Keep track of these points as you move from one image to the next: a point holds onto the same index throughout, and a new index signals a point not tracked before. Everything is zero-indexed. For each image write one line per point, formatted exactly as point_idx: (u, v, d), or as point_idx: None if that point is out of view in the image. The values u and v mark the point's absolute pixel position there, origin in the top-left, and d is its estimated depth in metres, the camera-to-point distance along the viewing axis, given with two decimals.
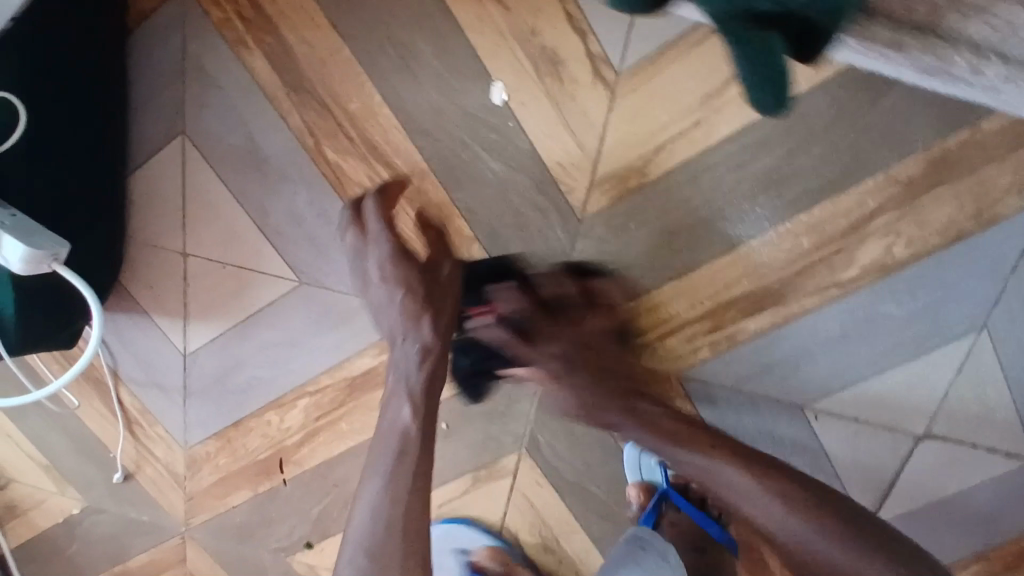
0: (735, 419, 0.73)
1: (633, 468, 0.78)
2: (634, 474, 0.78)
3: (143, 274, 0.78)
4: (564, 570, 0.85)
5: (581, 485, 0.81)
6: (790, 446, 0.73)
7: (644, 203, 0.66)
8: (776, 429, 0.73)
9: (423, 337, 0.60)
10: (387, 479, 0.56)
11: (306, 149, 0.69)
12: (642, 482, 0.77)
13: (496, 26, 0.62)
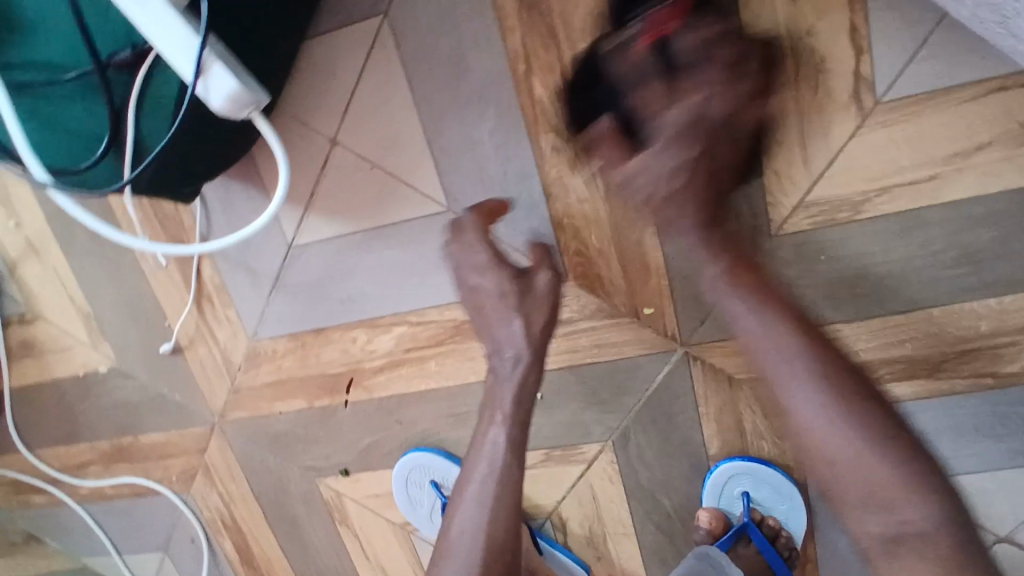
0: None
1: (712, 494, 0.76)
2: (712, 499, 0.76)
3: (281, 149, 0.71)
4: (599, 567, 0.83)
5: (652, 495, 0.78)
6: None
7: (843, 239, 0.64)
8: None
9: (519, 348, 0.60)
10: (479, 513, 0.57)
11: (514, 75, 0.64)
12: (716, 509, 0.76)
13: (773, 15, 0.59)
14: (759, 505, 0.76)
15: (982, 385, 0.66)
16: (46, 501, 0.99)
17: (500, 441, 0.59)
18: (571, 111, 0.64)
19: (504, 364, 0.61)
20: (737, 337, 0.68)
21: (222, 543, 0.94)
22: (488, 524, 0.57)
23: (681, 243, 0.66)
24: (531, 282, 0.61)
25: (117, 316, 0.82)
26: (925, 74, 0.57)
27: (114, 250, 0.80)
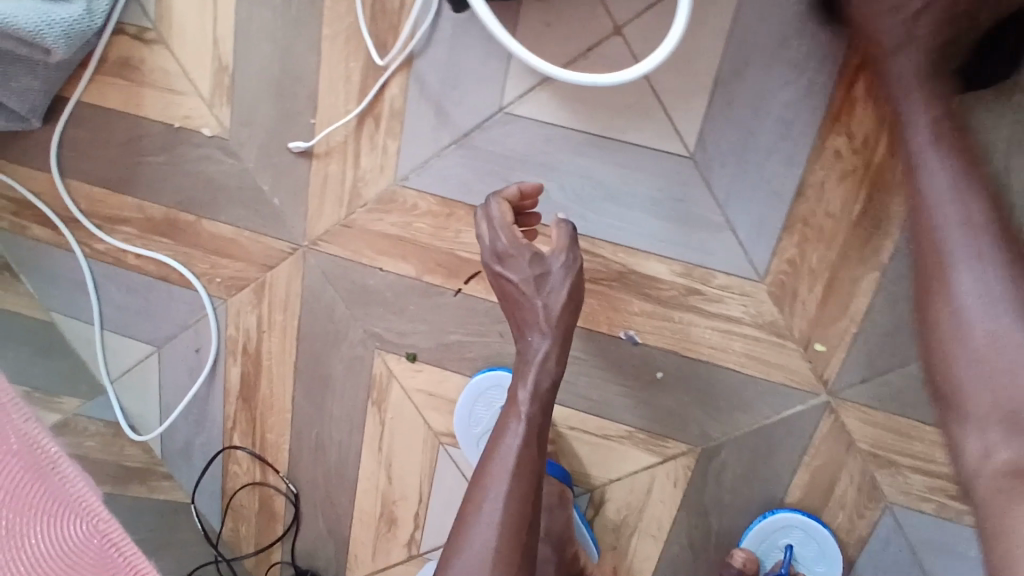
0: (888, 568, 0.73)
1: (756, 537, 0.74)
2: (753, 541, 0.75)
3: (553, 6, 0.62)
4: (607, 557, 0.80)
5: (703, 512, 0.76)
6: None
7: None
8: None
9: (546, 337, 0.61)
10: (499, 499, 0.57)
11: (843, 64, 0.59)
12: (752, 552, 0.74)
13: None
14: (797, 561, 0.75)
15: None
16: (44, 238, 0.84)
17: (519, 435, 0.59)
18: (874, 126, 0.60)
19: (532, 350, 0.61)
20: (884, 409, 0.68)
21: (230, 367, 0.84)
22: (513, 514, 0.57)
23: (894, 300, 0.64)
24: (556, 276, 0.61)
25: (259, 86, 0.71)
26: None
27: (297, 16, 0.68)
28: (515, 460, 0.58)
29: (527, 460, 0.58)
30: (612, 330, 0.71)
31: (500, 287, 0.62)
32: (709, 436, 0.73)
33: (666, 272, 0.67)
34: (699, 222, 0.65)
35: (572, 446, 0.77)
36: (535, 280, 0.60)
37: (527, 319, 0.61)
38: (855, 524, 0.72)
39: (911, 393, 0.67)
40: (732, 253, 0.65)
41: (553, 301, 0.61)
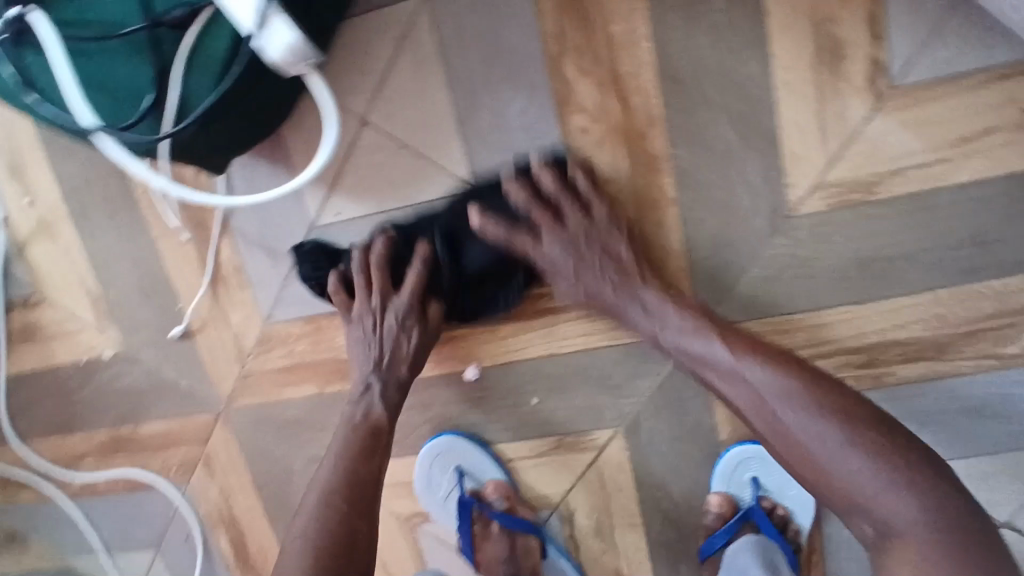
0: None
1: (722, 479, 0.78)
2: (721, 483, 0.78)
3: (307, 130, 0.72)
4: (605, 561, 0.82)
5: (658, 481, 0.79)
6: None
7: (856, 219, 0.66)
8: None
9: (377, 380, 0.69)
10: (324, 468, 0.66)
11: (545, 58, 0.66)
12: (726, 493, 0.78)
13: (796, 4, 0.62)
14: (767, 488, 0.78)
15: (986, 365, 0.69)
16: (29, 499, 0.94)
17: (329, 463, 0.66)
18: (599, 92, 0.66)
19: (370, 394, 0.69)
20: (755, 319, 0.71)
21: (218, 541, 0.90)
22: (325, 513, 0.62)
23: (701, 223, 0.68)
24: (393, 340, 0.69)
25: (128, 298, 0.82)
26: (939, 58, 0.62)
27: (127, 232, 0.79)
28: (342, 473, 0.64)
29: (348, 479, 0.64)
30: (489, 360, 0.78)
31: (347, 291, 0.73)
32: (624, 412, 0.77)
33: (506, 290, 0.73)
34: None
35: (520, 475, 0.82)
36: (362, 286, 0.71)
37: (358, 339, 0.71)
38: None
39: (767, 292, 0.69)
40: None
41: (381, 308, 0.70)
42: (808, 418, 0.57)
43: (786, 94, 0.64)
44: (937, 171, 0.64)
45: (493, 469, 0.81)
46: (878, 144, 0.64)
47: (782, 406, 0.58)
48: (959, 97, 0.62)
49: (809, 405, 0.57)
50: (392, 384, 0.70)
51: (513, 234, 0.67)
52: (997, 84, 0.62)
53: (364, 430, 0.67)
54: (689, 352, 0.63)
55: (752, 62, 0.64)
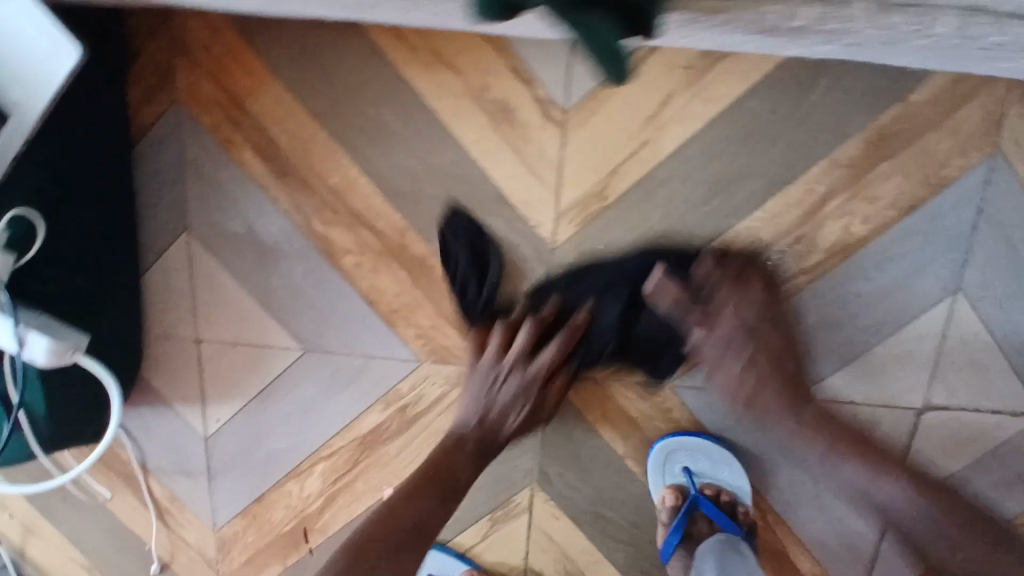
0: (734, 417, 0.78)
1: (658, 473, 0.80)
2: (660, 478, 0.80)
3: (163, 367, 0.82)
4: None
5: (593, 513, 0.83)
6: None
7: (609, 224, 0.72)
8: None
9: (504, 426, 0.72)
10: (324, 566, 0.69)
11: (297, 227, 0.75)
12: (671, 485, 0.80)
13: (452, 89, 0.69)
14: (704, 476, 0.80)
15: (798, 284, 0.72)
16: None
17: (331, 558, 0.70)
18: (350, 232, 0.74)
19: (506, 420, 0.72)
20: None
21: None
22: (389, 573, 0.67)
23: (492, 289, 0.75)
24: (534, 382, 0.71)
25: (109, 558, 0.93)
26: (587, 72, 0.67)
27: (84, 504, 0.91)
28: (376, 527, 0.69)
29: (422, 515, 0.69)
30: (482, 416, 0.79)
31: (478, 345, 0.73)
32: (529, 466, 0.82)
33: (376, 416, 0.81)
34: (355, 372, 0.79)
35: (480, 560, 0.87)
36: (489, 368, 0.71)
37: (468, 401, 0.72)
38: (673, 419, 0.79)
39: None
40: (388, 367, 0.79)
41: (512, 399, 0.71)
42: (846, 466, 0.67)
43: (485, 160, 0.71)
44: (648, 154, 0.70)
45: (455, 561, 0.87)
46: (585, 158, 0.70)
47: (780, 420, 0.69)
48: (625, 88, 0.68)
49: (825, 435, 0.68)
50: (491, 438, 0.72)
51: (494, 382, 0.71)
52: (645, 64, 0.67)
53: (427, 478, 0.70)
54: (711, 355, 0.70)
55: (449, 149, 0.71)
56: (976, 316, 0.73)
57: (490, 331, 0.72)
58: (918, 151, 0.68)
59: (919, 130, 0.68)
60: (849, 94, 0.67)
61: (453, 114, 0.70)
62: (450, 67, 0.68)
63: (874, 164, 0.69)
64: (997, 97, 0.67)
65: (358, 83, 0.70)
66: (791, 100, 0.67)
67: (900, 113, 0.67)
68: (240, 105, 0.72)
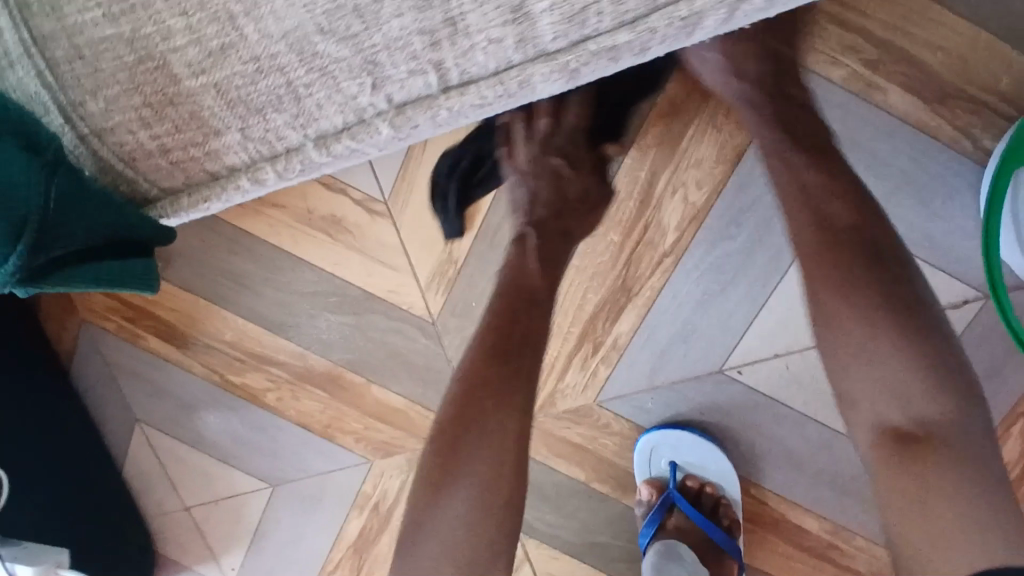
0: (671, 408, 0.78)
1: (643, 466, 0.80)
2: (644, 472, 0.80)
3: (166, 542, 0.87)
4: None
5: (588, 547, 0.82)
6: (736, 408, 0.77)
7: (470, 281, 0.75)
8: (717, 403, 0.78)
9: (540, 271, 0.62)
10: None
11: (217, 383, 0.81)
12: (652, 480, 0.80)
13: (285, 223, 0.76)
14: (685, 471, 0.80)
15: (666, 267, 0.73)
16: None
17: None
18: (260, 372, 0.80)
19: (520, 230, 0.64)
20: None
21: None
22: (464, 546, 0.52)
23: (399, 375, 0.79)
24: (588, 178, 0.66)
25: None
26: (387, 164, 0.73)
27: None
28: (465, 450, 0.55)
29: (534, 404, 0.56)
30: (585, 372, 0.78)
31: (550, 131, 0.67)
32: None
33: (357, 521, 0.84)
34: (321, 484, 0.84)
35: None
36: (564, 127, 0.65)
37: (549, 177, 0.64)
38: (615, 431, 0.79)
39: None
40: (347, 473, 0.83)
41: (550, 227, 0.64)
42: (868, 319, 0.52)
43: (340, 267, 0.76)
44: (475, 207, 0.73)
45: None
46: (424, 233, 0.75)
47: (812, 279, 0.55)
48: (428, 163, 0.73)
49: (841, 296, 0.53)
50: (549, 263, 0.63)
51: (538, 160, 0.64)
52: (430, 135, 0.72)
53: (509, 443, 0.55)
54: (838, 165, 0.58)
55: (306, 271, 0.77)
56: None
57: (578, 111, 0.65)
58: (716, 102, 0.68)
59: (703, 86, 0.68)
60: None
61: (296, 242, 0.76)
62: (275, 206, 0.75)
63: (674, 135, 0.70)
64: None
65: (212, 248, 0.77)
66: None
67: (678, 79, 0.68)
68: (131, 303, 0.80)
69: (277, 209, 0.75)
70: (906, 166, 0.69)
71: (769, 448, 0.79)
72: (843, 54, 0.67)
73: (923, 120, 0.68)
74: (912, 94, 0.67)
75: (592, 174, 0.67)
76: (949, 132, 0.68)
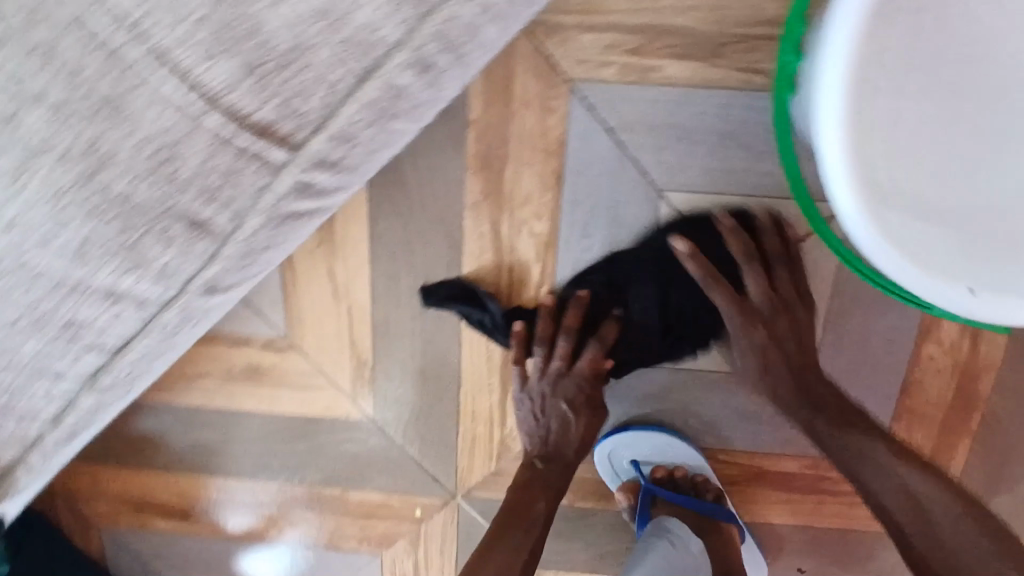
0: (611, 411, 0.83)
1: (613, 475, 0.86)
2: (616, 479, 0.86)
3: None
4: None
5: (599, 558, 0.88)
6: (668, 390, 0.82)
7: (388, 373, 0.81)
8: (651, 392, 0.82)
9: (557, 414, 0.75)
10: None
11: (228, 537, 0.89)
12: (624, 483, 0.85)
13: (215, 387, 0.82)
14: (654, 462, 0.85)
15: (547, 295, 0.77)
16: None
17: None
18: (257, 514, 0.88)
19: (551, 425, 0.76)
20: (458, 455, 0.84)
21: None
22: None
23: (370, 473, 0.86)
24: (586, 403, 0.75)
25: None
26: (270, 304, 0.78)
27: None
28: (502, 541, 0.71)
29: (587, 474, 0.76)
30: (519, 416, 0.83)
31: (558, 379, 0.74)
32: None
33: None
34: None
35: None
36: (561, 373, 0.74)
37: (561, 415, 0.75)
38: None
39: (433, 445, 0.84)
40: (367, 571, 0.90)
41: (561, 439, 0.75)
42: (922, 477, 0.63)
43: (277, 404, 0.82)
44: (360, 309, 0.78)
45: None
46: (331, 350, 0.80)
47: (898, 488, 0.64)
48: (301, 288, 0.77)
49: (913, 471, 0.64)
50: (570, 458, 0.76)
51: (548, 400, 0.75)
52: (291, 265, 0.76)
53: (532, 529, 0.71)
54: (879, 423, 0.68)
55: (252, 419, 0.83)
56: (696, 194, 0.73)
57: (585, 352, 0.73)
58: (519, 139, 0.71)
59: (502, 130, 0.71)
60: (434, 153, 0.72)
61: (231, 399, 0.82)
62: (199, 376, 0.81)
63: (499, 181, 0.72)
64: (530, 49, 0.68)
65: (167, 430, 0.84)
66: (401, 195, 0.73)
67: (478, 132, 0.71)
68: (126, 500, 0.88)
69: (200, 377, 0.81)
70: (715, 124, 0.70)
71: (718, 413, 0.82)
72: (608, 52, 0.68)
73: (709, 77, 0.69)
74: (688, 59, 0.68)
75: (597, 398, 0.75)
76: (739, 77, 0.69)
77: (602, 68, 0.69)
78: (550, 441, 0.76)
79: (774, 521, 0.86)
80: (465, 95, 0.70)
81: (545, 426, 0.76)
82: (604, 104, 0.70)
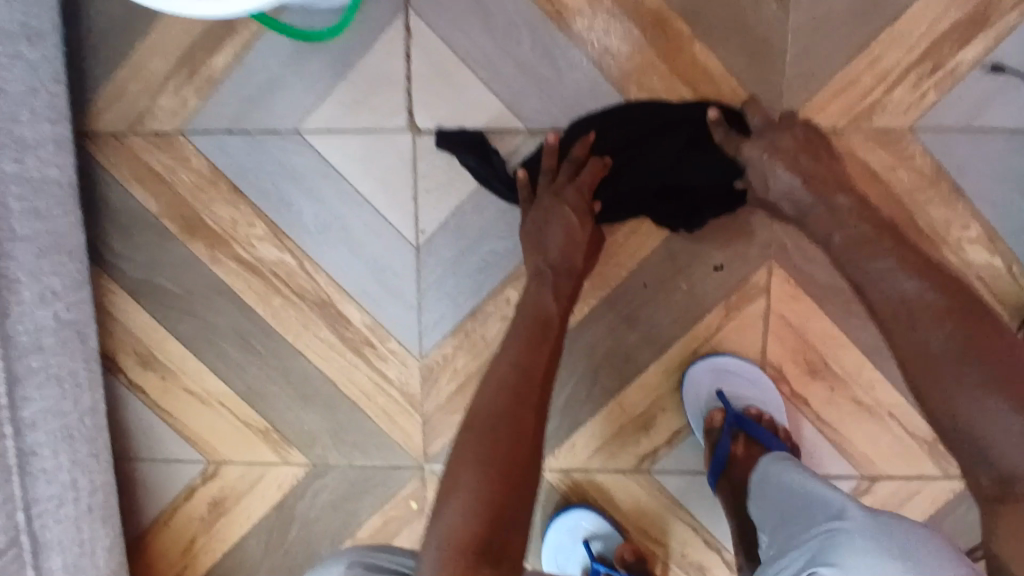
0: (442, 296, 0.87)
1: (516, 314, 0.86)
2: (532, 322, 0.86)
3: None
4: (675, 419, 0.87)
5: (568, 410, 0.87)
6: (458, 242, 0.86)
7: (286, 420, 0.92)
8: (452, 257, 0.86)
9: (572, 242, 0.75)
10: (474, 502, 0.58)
11: None
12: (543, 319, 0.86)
13: (207, 535, 0.95)
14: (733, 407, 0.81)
15: (311, 268, 0.87)
16: None
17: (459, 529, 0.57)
18: None
19: (561, 253, 0.75)
20: (388, 433, 0.91)
21: None
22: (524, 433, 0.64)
23: (351, 504, 0.93)
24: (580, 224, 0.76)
25: None
26: (180, 445, 0.94)
27: None
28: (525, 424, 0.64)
29: (517, 366, 0.67)
30: (395, 358, 0.89)
31: (529, 235, 0.76)
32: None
33: None
34: None
35: (581, 500, 0.89)
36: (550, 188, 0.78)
37: (576, 246, 0.75)
38: (452, 353, 0.88)
39: (365, 442, 0.92)
40: None
41: (571, 245, 0.75)
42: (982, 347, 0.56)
43: (253, 513, 0.95)
44: (225, 396, 0.92)
45: (590, 517, 0.87)
46: (240, 442, 0.93)
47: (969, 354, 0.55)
48: (186, 417, 0.93)
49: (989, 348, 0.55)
50: (576, 241, 0.75)
51: (552, 227, 0.75)
52: (166, 408, 0.93)
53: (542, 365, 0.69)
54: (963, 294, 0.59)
55: (249, 536, 0.95)
56: (314, 106, 0.84)
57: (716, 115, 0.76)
58: (191, 194, 0.87)
59: (177, 200, 0.87)
60: (160, 252, 0.89)
61: (225, 536, 0.95)
62: (194, 537, 0.96)
63: (208, 229, 0.87)
64: (141, 139, 0.86)
65: None
66: (173, 298, 0.90)
67: (166, 216, 0.88)
68: None
69: (196, 540, 0.96)
70: (276, 59, 0.83)
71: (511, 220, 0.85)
72: (180, 93, 0.85)
73: (243, 40, 0.83)
74: (221, 46, 0.83)
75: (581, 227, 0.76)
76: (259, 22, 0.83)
77: (185, 104, 0.85)
78: (544, 232, 0.75)
79: (647, 253, 0.83)
80: (138, 203, 0.88)
81: (547, 224, 0.76)
82: (208, 121, 0.85)
